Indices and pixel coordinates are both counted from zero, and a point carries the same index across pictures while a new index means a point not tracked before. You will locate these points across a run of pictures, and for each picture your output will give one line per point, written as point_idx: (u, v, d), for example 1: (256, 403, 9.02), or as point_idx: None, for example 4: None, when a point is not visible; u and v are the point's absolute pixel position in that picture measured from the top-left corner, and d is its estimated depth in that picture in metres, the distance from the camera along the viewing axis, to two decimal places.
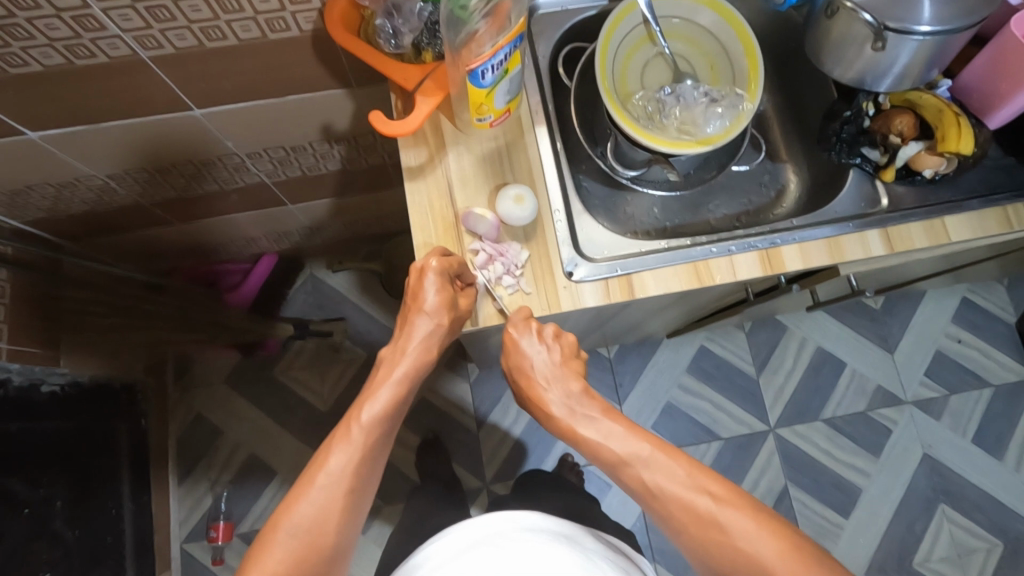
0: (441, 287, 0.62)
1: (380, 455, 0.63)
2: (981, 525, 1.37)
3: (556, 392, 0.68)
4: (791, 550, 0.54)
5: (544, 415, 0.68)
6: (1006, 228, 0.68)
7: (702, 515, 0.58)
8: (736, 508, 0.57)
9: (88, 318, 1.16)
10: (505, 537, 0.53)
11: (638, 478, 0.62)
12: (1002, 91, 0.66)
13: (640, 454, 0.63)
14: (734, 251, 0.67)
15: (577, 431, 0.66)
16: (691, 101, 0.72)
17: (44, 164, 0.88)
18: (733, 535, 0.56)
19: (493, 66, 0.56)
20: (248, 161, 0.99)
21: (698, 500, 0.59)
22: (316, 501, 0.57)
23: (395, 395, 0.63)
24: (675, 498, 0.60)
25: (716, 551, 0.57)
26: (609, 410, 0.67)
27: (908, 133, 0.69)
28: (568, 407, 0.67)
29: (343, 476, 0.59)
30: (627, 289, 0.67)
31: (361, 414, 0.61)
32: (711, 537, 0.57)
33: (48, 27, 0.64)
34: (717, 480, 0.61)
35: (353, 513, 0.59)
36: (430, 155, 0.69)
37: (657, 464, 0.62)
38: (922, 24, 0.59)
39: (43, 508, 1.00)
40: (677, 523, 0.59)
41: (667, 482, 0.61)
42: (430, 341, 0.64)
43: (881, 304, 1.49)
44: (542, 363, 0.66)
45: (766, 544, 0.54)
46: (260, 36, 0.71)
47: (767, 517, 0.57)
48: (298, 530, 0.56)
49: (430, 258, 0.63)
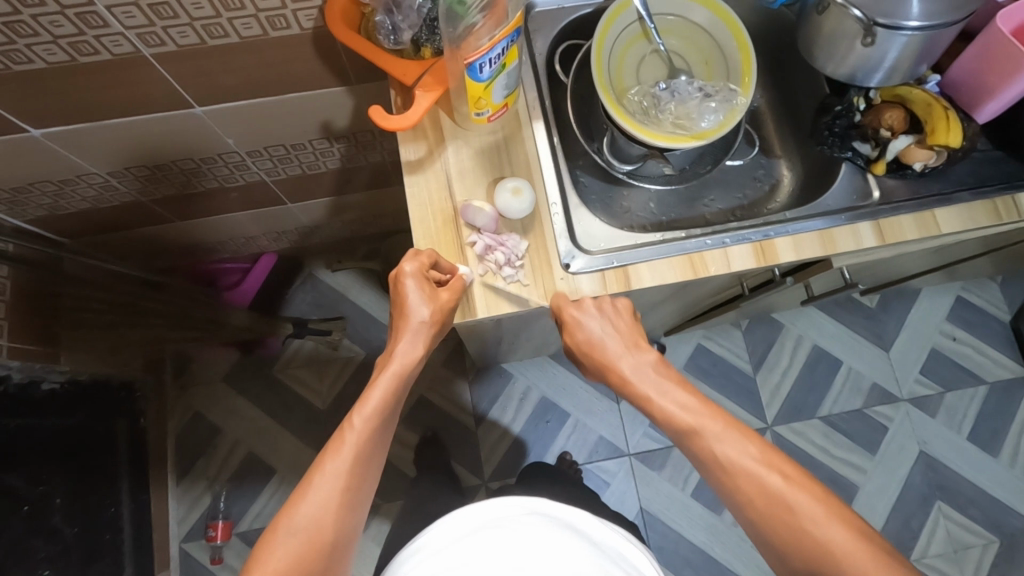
0: (421, 287, 0.63)
1: (376, 454, 0.63)
2: (976, 521, 1.38)
3: (627, 358, 0.66)
4: (868, 545, 0.53)
5: (615, 381, 0.67)
6: (995, 219, 0.69)
7: (775, 496, 0.57)
8: (809, 494, 0.57)
9: (85, 318, 1.16)
10: (510, 519, 0.54)
11: (709, 450, 0.61)
12: (991, 86, 0.67)
13: (712, 426, 0.61)
14: (728, 243, 0.68)
15: (652, 401, 0.64)
16: (686, 97, 0.73)
17: (45, 161, 0.88)
18: (805, 520, 0.55)
19: (490, 59, 0.58)
20: (248, 159, 1.00)
21: (772, 480, 0.58)
22: (314, 502, 0.57)
23: (388, 394, 0.63)
24: (747, 475, 0.58)
25: (786, 535, 0.56)
26: (681, 377, 0.66)
27: (897, 127, 0.71)
28: (639, 372, 0.66)
29: (338, 477, 0.59)
30: (623, 280, 0.68)
31: (353, 415, 0.61)
32: (781, 518, 0.56)
33: (52, 24, 0.65)
34: (789, 463, 0.60)
35: (351, 511, 0.59)
36: (429, 150, 0.70)
37: (732, 439, 0.60)
38: (911, 20, 0.61)
39: (42, 505, 1.01)
40: (747, 501, 0.58)
41: (742, 458, 0.59)
42: (419, 341, 0.64)
43: (876, 302, 1.50)
44: (607, 334, 0.66)
45: (840, 534, 0.54)
46: (260, 34, 0.72)
47: (842, 509, 0.56)
48: (297, 531, 0.56)
49: (404, 263, 0.64)
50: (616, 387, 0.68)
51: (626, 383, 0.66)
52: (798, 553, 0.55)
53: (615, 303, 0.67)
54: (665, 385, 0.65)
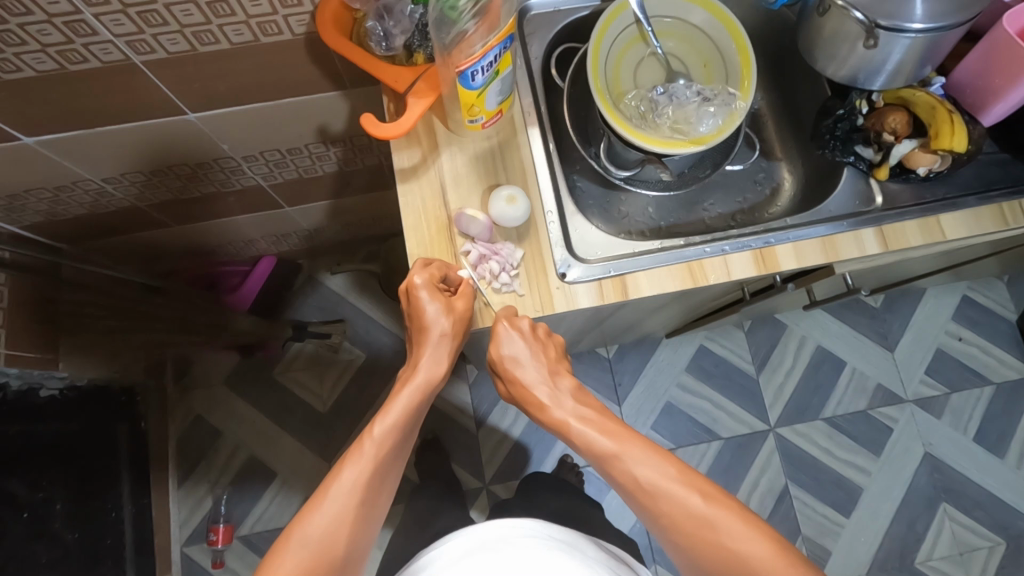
0: (437, 299, 0.62)
1: (391, 469, 0.62)
2: (982, 523, 1.36)
3: (544, 385, 0.65)
4: (789, 560, 0.52)
5: (531, 407, 0.65)
6: (1001, 224, 0.67)
7: (696, 517, 0.55)
8: (729, 510, 0.55)
9: (85, 324, 1.16)
10: (506, 542, 0.53)
11: (628, 474, 0.59)
12: (997, 87, 0.65)
13: (631, 449, 0.60)
14: (728, 251, 0.67)
15: (569, 427, 0.63)
16: (684, 101, 0.72)
17: (39, 168, 0.88)
18: (726, 539, 0.54)
19: (482, 66, 0.56)
20: (244, 164, 0.99)
21: (692, 501, 0.56)
22: (330, 513, 0.56)
23: (408, 407, 0.63)
24: (667, 498, 0.57)
25: (709, 555, 0.54)
26: (600, 406, 0.65)
27: (901, 131, 0.69)
28: (557, 399, 0.64)
29: (355, 490, 0.58)
30: (620, 289, 0.66)
31: (373, 427, 0.61)
32: (703, 540, 0.55)
33: (40, 32, 0.64)
34: (710, 483, 0.58)
35: (364, 526, 0.58)
36: (423, 157, 0.69)
37: (651, 461, 0.59)
38: (914, 22, 0.59)
39: (43, 511, 1.00)
40: (669, 525, 0.56)
41: (661, 480, 0.58)
42: (440, 355, 0.64)
43: (881, 302, 1.48)
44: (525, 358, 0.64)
45: (762, 551, 0.52)
46: (251, 40, 0.71)
47: (766, 526, 0.55)
48: (309, 543, 0.54)
49: (416, 273, 0.63)
50: (533, 414, 0.66)
51: (543, 409, 0.64)
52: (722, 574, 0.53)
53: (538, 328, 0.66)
54: (583, 412, 0.63)
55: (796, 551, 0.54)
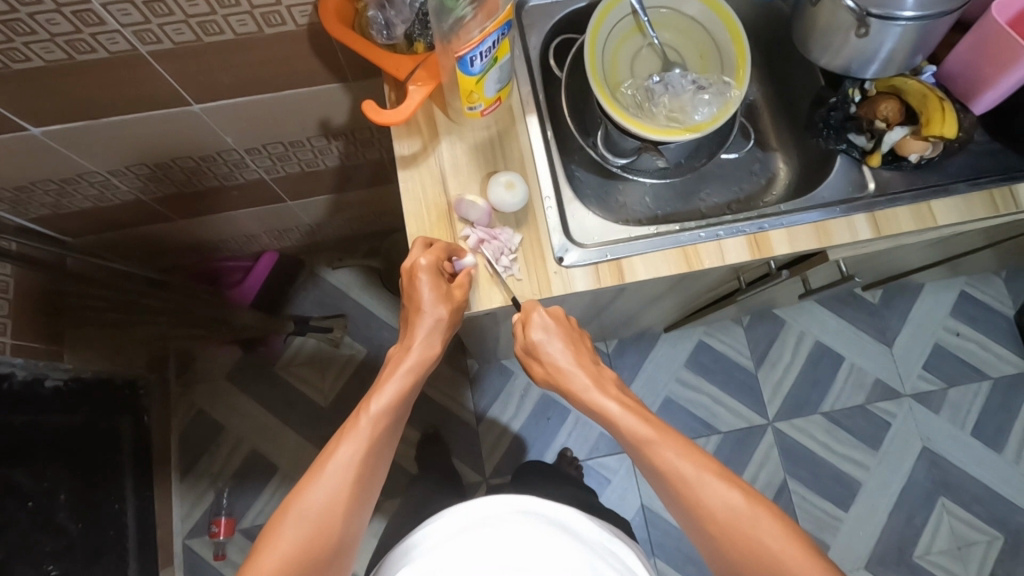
0: (433, 284, 0.63)
1: (385, 447, 0.63)
2: (981, 518, 1.37)
3: (582, 372, 0.66)
4: (819, 558, 0.54)
5: (570, 392, 0.66)
6: (993, 212, 0.68)
7: (733, 510, 0.57)
8: (764, 508, 0.57)
9: (88, 313, 1.18)
10: (501, 518, 0.54)
11: (670, 465, 0.60)
12: (987, 76, 0.67)
13: (670, 441, 0.61)
14: (722, 236, 0.68)
15: (612, 415, 0.64)
16: (679, 90, 0.73)
17: (46, 160, 0.89)
18: (762, 535, 0.56)
19: (481, 52, 0.58)
20: (247, 157, 1.00)
21: (729, 495, 0.58)
22: (326, 489, 0.57)
23: (403, 388, 0.64)
24: (706, 488, 0.59)
25: (742, 547, 0.56)
26: (637, 400, 0.67)
27: (892, 119, 0.70)
28: (598, 384, 0.66)
29: (351, 467, 0.59)
30: (617, 274, 0.68)
31: (368, 405, 0.62)
32: (737, 533, 0.56)
33: (49, 22, 0.65)
34: (743, 482, 0.60)
35: (360, 502, 0.59)
36: (424, 145, 0.70)
37: (689, 454, 0.61)
38: (905, 10, 0.60)
39: (47, 501, 1.02)
40: (705, 517, 0.58)
41: (699, 472, 0.59)
42: (434, 336, 0.65)
43: (878, 298, 1.49)
44: (559, 345, 0.66)
45: (796, 551, 0.54)
46: (255, 31, 0.72)
47: (795, 526, 0.57)
48: (307, 518, 0.56)
49: (420, 257, 0.63)
50: (570, 398, 0.67)
51: (583, 392, 0.66)
52: (754, 567, 0.56)
53: (569, 319, 0.69)
54: (623, 400, 0.65)
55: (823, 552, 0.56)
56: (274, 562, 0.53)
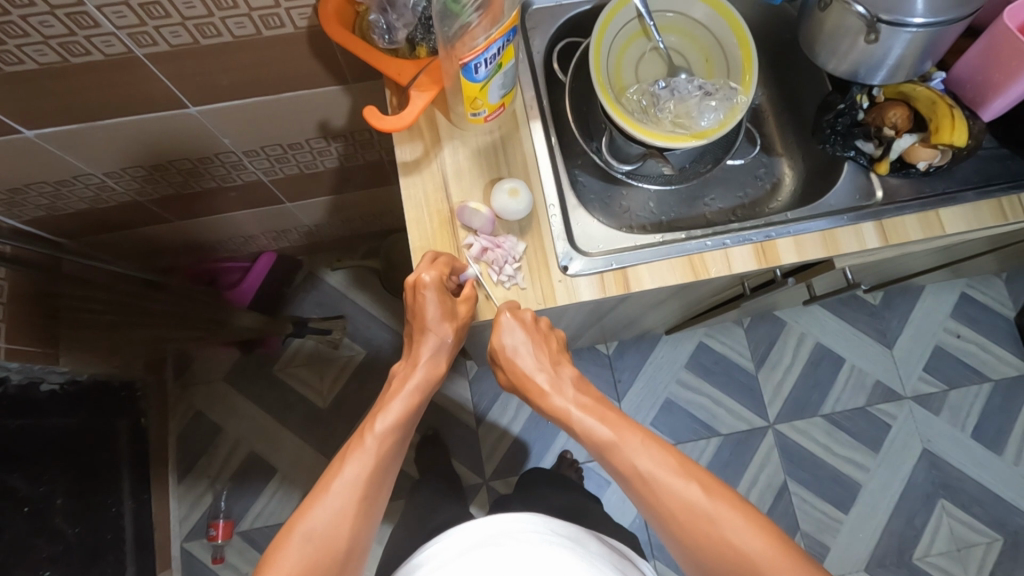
0: (439, 299, 0.62)
1: (392, 466, 0.62)
2: (980, 519, 1.37)
3: (544, 374, 0.66)
4: (781, 549, 0.53)
5: (532, 396, 0.67)
6: (1001, 219, 0.68)
7: (693, 507, 0.57)
8: (726, 501, 0.57)
9: (85, 316, 1.14)
10: (510, 537, 0.53)
11: (629, 463, 0.61)
12: (996, 82, 0.66)
13: (631, 439, 0.61)
14: (729, 244, 0.67)
15: (569, 414, 0.64)
16: (685, 94, 0.72)
17: (40, 162, 0.88)
18: (723, 530, 0.55)
19: (486, 59, 0.57)
20: (246, 159, 0.99)
21: (689, 492, 0.57)
22: (332, 507, 0.57)
23: (410, 407, 0.64)
24: (666, 486, 0.58)
25: (704, 544, 0.55)
26: (600, 396, 0.67)
27: (902, 126, 0.69)
28: (557, 387, 0.66)
29: (356, 484, 0.58)
30: (622, 282, 0.67)
31: (375, 423, 0.62)
32: (698, 530, 0.56)
33: (42, 24, 0.64)
34: (709, 476, 0.60)
35: (366, 521, 0.58)
36: (425, 150, 0.69)
37: (651, 451, 0.61)
38: (916, 16, 0.60)
39: (43, 505, 1.01)
40: (665, 514, 0.58)
41: (659, 470, 0.59)
42: (439, 353, 0.65)
43: (880, 299, 1.49)
44: (526, 349, 0.65)
45: (756, 543, 0.54)
46: (254, 33, 0.71)
47: (762, 519, 0.56)
48: (313, 538, 0.55)
49: (424, 272, 0.62)
50: (534, 403, 0.67)
51: (543, 396, 0.66)
52: (718, 565, 0.55)
53: (539, 320, 0.67)
54: (583, 401, 0.65)
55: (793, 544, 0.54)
56: None
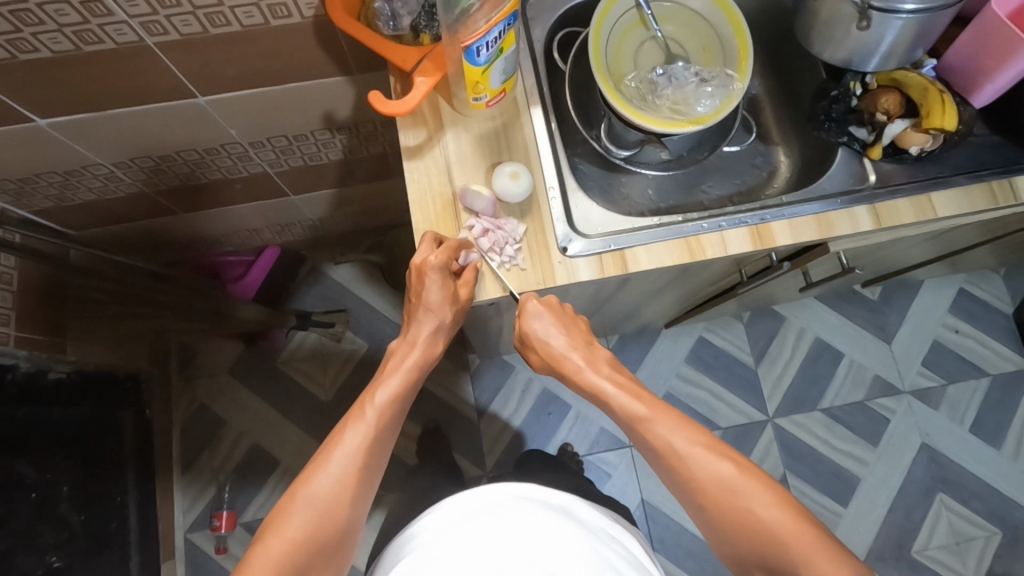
0: (444, 283, 0.66)
1: (389, 439, 0.65)
2: (979, 513, 1.38)
3: (576, 352, 0.70)
4: (806, 523, 0.55)
5: (568, 375, 0.70)
6: (992, 203, 0.69)
7: (724, 482, 0.59)
8: (756, 479, 0.59)
9: (93, 305, 1.18)
10: (501, 504, 0.54)
11: (662, 440, 0.63)
12: (987, 69, 0.67)
13: (665, 418, 0.65)
14: (725, 227, 0.68)
15: (605, 391, 0.68)
16: (682, 82, 0.73)
17: (51, 152, 0.90)
18: (751, 504, 0.57)
19: (487, 43, 0.58)
20: (251, 150, 1.01)
21: (721, 467, 0.60)
22: (335, 473, 0.59)
23: (406, 382, 0.67)
24: (697, 463, 0.61)
25: (733, 518, 0.58)
26: (630, 374, 0.71)
27: (893, 112, 0.71)
28: (591, 364, 0.70)
29: (357, 453, 0.61)
30: (620, 264, 0.68)
31: (374, 397, 0.65)
32: (727, 504, 0.58)
33: (56, 12, 0.66)
34: (739, 456, 0.62)
35: (366, 488, 0.61)
36: (428, 136, 0.71)
37: (683, 430, 0.63)
38: (906, 2, 0.61)
39: (50, 492, 1.02)
40: (697, 488, 0.60)
41: (691, 447, 0.62)
42: (436, 333, 0.69)
43: (878, 295, 1.50)
44: (555, 333, 0.69)
45: (787, 522, 0.55)
46: (262, 23, 0.73)
47: (788, 497, 0.58)
48: (315, 502, 0.57)
49: (429, 255, 0.64)
50: (569, 381, 0.71)
51: (579, 373, 0.69)
52: (745, 539, 0.57)
53: (563, 305, 0.72)
54: (617, 377, 0.69)
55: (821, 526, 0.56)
56: (286, 542, 0.54)
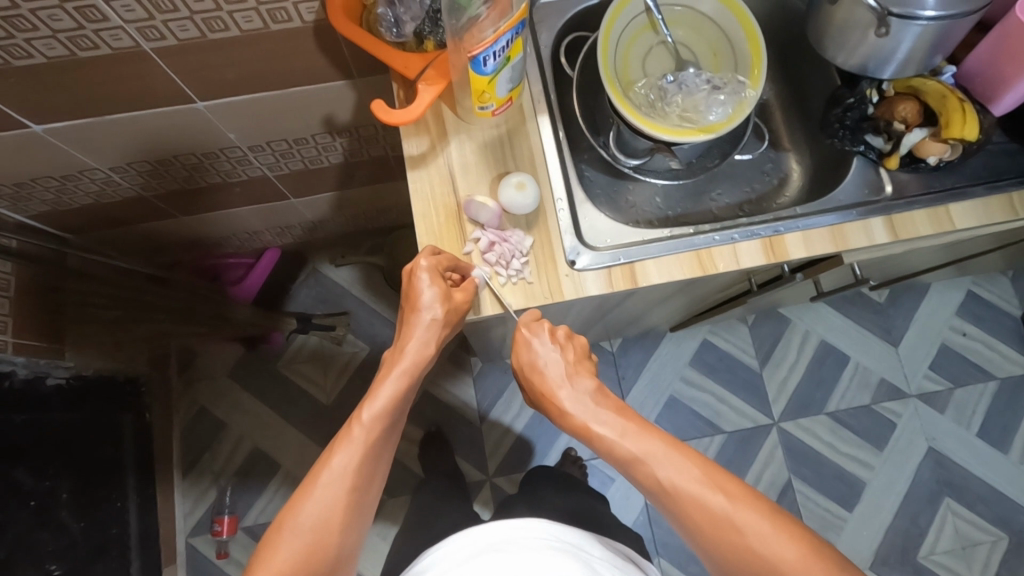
0: (434, 283, 0.62)
1: (382, 452, 0.62)
2: (985, 518, 1.37)
3: (565, 386, 0.64)
4: (810, 552, 0.53)
5: (557, 412, 0.65)
6: (1012, 215, 0.67)
7: (720, 518, 0.56)
8: (755, 510, 0.56)
9: (90, 311, 1.15)
10: (515, 544, 0.52)
11: (653, 476, 0.59)
12: (1008, 76, 0.65)
13: (655, 450, 0.60)
14: (737, 239, 0.67)
15: (591, 426, 0.62)
16: (693, 89, 0.72)
17: (45, 157, 0.88)
18: (751, 540, 0.55)
19: (494, 52, 0.56)
20: (251, 154, 0.99)
21: (717, 502, 0.57)
22: (321, 501, 0.57)
23: (397, 393, 0.61)
24: (692, 498, 0.57)
25: (733, 554, 0.55)
26: (622, 404, 0.64)
27: (911, 120, 0.69)
28: (580, 395, 0.64)
29: (346, 476, 0.58)
30: (629, 277, 0.66)
31: (362, 412, 0.60)
32: (727, 542, 0.56)
33: (51, 18, 0.64)
34: (734, 480, 0.59)
35: (357, 511, 0.59)
36: (431, 144, 0.69)
37: (673, 461, 0.59)
38: (927, 9, 0.59)
39: (48, 500, 1.01)
40: (694, 524, 0.57)
41: (683, 480, 0.58)
42: (429, 336, 0.62)
43: (885, 297, 1.48)
44: (549, 360, 0.65)
45: (789, 557, 0.53)
46: (261, 27, 0.71)
47: (787, 522, 0.55)
48: (301, 532, 0.55)
49: (420, 258, 0.63)
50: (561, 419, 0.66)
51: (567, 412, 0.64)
52: (748, 573, 0.55)
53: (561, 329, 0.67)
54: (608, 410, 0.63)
55: (823, 549, 0.54)
56: None
